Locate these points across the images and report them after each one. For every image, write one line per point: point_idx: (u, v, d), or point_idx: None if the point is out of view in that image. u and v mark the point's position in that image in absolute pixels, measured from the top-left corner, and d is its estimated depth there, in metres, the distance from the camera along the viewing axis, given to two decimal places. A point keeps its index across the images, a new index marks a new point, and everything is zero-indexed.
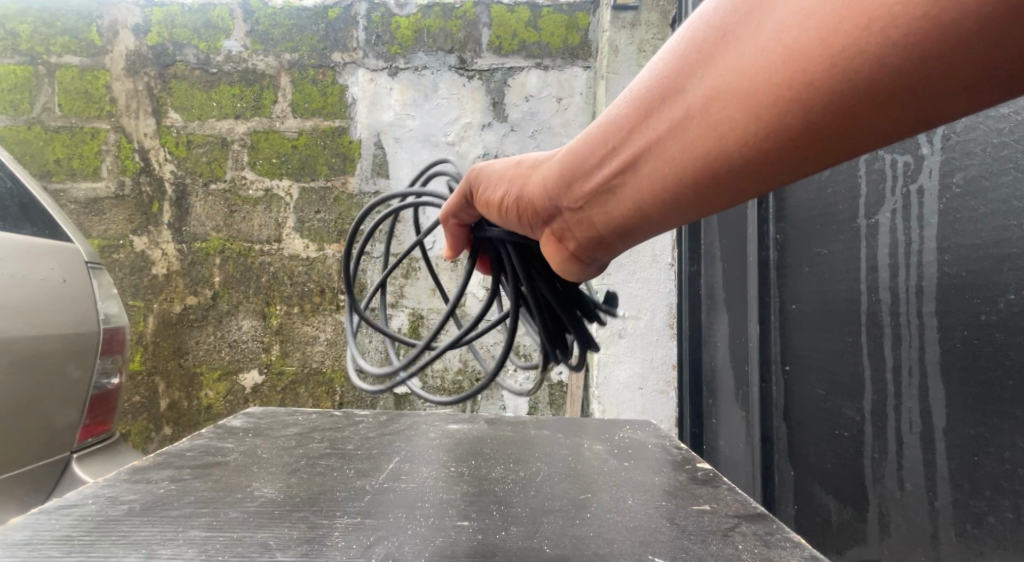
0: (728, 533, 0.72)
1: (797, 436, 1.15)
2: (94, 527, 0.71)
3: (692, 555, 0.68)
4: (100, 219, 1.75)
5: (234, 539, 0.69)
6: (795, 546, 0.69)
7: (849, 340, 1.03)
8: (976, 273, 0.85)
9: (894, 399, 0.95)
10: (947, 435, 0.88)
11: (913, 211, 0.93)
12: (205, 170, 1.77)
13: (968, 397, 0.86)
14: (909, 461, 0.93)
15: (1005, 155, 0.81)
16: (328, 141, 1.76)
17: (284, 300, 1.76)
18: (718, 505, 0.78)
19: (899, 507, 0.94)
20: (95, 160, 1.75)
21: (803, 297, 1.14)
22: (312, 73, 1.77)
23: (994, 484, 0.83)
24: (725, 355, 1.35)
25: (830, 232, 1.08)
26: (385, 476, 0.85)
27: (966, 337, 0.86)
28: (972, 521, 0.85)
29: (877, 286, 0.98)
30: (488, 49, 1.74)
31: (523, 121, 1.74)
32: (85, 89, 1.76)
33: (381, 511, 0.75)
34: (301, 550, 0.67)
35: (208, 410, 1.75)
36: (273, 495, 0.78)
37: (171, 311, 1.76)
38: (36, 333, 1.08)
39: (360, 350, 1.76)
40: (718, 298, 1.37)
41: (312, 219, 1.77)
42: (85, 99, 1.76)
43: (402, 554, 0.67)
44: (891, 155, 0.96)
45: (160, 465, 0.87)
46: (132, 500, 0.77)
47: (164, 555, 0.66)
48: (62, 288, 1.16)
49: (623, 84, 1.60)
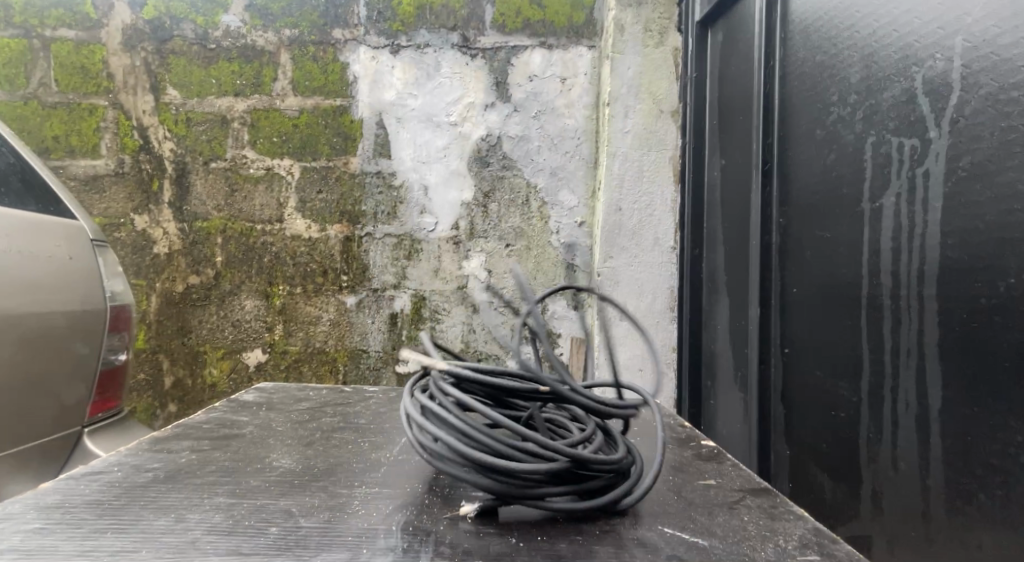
0: (734, 506, 0.74)
1: (793, 417, 1.17)
2: (122, 493, 0.72)
3: (700, 526, 0.70)
4: (101, 197, 1.76)
5: (258, 505, 0.71)
6: (800, 518, 0.71)
7: (849, 323, 1.05)
8: (978, 257, 0.86)
9: (892, 381, 0.97)
10: (942, 415, 0.90)
11: (918, 195, 0.94)
12: (205, 148, 1.78)
13: (965, 378, 0.87)
14: (904, 440, 0.95)
15: (1013, 139, 0.82)
16: (330, 120, 1.77)
17: (286, 281, 1.78)
18: (723, 480, 0.80)
19: (892, 485, 0.96)
20: (94, 138, 1.76)
21: (803, 281, 1.16)
22: (312, 50, 1.77)
23: (986, 462, 0.85)
24: (726, 338, 1.38)
25: (833, 216, 1.09)
26: (400, 449, 0.87)
27: (965, 320, 0.87)
28: (963, 498, 0.87)
29: (879, 269, 0.99)
30: (492, 28, 1.75)
31: (527, 102, 1.75)
32: (82, 64, 1.76)
33: (398, 482, 0.77)
34: (324, 516, 0.69)
35: (212, 389, 1.77)
36: (292, 465, 0.80)
37: (175, 290, 1.78)
38: (43, 309, 1.09)
39: (363, 330, 1.78)
40: (720, 280, 1.41)
41: (314, 199, 1.78)
42: (83, 74, 1.76)
43: (423, 521, 0.69)
44: (898, 139, 0.97)
45: (180, 436, 0.88)
46: (156, 468, 0.79)
47: (194, 519, 0.68)
48: (68, 265, 1.17)
49: (629, 64, 1.58)
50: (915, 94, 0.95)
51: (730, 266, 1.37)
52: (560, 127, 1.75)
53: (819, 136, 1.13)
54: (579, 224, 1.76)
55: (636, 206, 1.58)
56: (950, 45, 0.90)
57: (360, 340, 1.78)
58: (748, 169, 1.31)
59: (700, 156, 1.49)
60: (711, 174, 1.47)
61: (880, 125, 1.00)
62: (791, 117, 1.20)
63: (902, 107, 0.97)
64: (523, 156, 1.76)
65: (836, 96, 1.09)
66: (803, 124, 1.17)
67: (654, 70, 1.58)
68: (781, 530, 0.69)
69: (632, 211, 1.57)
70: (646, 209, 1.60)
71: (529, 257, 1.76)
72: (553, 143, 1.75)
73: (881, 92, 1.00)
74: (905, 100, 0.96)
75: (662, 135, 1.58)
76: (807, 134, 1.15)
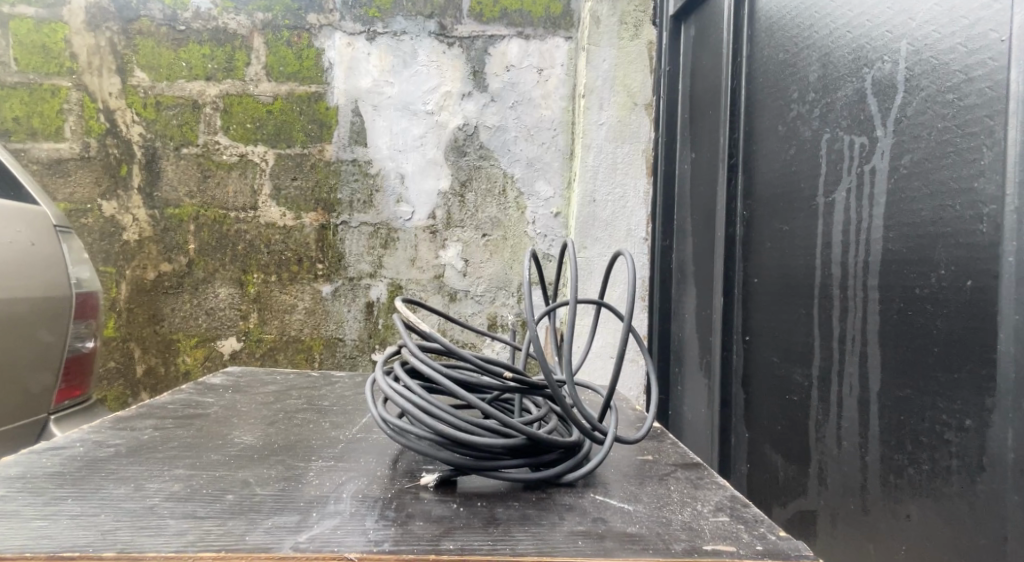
0: (665, 477, 0.79)
1: (753, 402, 1.22)
2: (83, 465, 0.75)
3: (631, 493, 0.75)
4: (66, 181, 1.77)
5: (216, 476, 0.74)
6: (721, 488, 0.76)
7: (803, 311, 1.09)
8: (913, 250, 0.91)
9: (839, 365, 1.01)
10: (880, 398, 0.95)
11: (865, 190, 0.98)
12: (176, 133, 1.79)
13: (899, 362, 0.92)
14: (847, 421, 1.00)
15: (947, 139, 0.87)
16: (305, 107, 1.79)
17: (261, 269, 1.80)
18: (660, 456, 0.85)
19: (834, 462, 1.01)
20: (58, 120, 1.77)
21: (764, 272, 1.20)
22: (287, 35, 1.79)
23: (916, 439, 0.90)
24: (693, 326, 1.43)
25: (791, 209, 1.13)
26: (359, 428, 0.90)
27: (903, 308, 0.92)
28: (895, 473, 0.92)
29: (830, 261, 1.04)
30: (469, 16, 1.77)
31: (503, 92, 1.78)
32: (43, 43, 1.76)
33: (354, 456, 0.80)
34: (278, 486, 0.72)
35: (186, 376, 1.80)
36: (253, 442, 0.84)
37: (146, 278, 1.79)
38: (8, 296, 1.11)
39: (339, 319, 1.81)
40: (688, 271, 1.46)
41: (289, 186, 1.80)
42: (45, 54, 1.76)
43: (372, 490, 0.72)
44: (849, 137, 1.01)
45: (144, 415, 0.91)
46: (118, 444, 0.82)
47: (152, 488, 0.71)
48: (31, 252, 1.19)
49: (604, 56, 1.64)
50: (866, 94, 0.99)
51: (697, 256, 1.41)
52: (536, 118, 1.78)
53: (781, 132, 1.17)
54: (554, 215, 1.79)
55: (609, 198, 1.64)
56: (896, 48, 0.94)
57: (335, 328, 1.81)
58: (715, 163, 1.35)
59: (671, 150, 1.53)
60: (681, 167, 1.50)
61: (834, 122, 1.04)
62: (756, 113, 1.24)
63: (854, 106, 1.01)
64: (500, 146, 1.79)
65: (796, 94, 1.13)
66: (766, 120, 1.21)
67: (628, 61, 1.64)
68: (701, 497, 0.73)
69: (606, 202, 1.63)
70: (618, 201, 1.64)
71: (505, 248, 1.80)
72: (530, 134, 1.78)
73: (836, 91, 1.04)
74: (857, 100, 1.00)
75: (636, 127, 1.63)
76: (770, 130, 1.20)
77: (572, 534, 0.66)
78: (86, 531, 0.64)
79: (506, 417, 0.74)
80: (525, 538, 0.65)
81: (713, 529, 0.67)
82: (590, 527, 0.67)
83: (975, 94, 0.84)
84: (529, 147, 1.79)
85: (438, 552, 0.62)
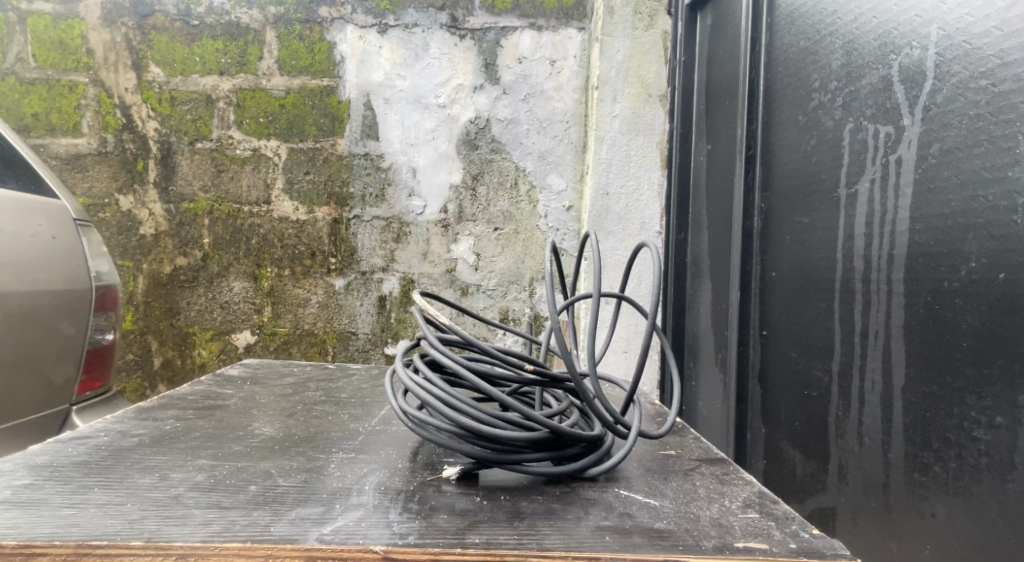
0: (689, 473, 0.78)
1: (770, 396, 1.21)
2: (108, 454, 0.76)
3: (655, 488, 0.74)
4: (84, 176, 1.78)
5: (239, 467, 0.74)
6: (747, 483, 0.75)
7: (823, 305, 1.08)
8: (942, 243, 0.90)
9: (860, 360, 1.00)
10: (905, 393, 0.94)
11: (890, 181, 0.97)
12: (191, 128, 1.79)
13: (926, 357, 0.91)
14: (869, 417, 0.99)
15: (980, 127, 0.85)
16: (317, 101, 1.78)
17: (275, 263, 1.80)
18: (683, 451, 0.85)
19: (857, 459, 1.00)
20: (75, 116, 1.77)
21: (782, 265, 1.19)
22: (299, 29, 1.78)
23: (943, 436, 0.89)
24: (709, 320, 1.42)
25: (811, 201, 1.12)
26: (378, 420, 0.90)
27: (930, 302, 0.91)
28: (920, 471, 0.91)
29: (852, 254, 1.03)
30: (482, 8, 1.76)
31: (516, 85, 1.77)
32: (60, 39, 1.77)
33: (375, 449, 0.80)
34: (301, 477, 0.72)
35: (202, 368, 1.80)
36: (273, 433, 0.84)
37: (161, 272, 1.80)
38: (28, 288, 1.11)
39: (352, 312, 1.81)
40: (703, 265, 1.45)
41: (301, 180, 1.80)
42: (62, 50, 1.76)
43: (393, 482, 0.72)
44: (874, 126, 1.00)
45: (166, 406, 0.91)
46: (141, 434, 0.82)
47: (176, 478, 0.71)
48: (52, 245, 1.19)
49: (617, 47, 1.62)
50: (892, 81, 0.97)
51: (713, 249, 1.41)
52: (548, 111, 1.77)
53: (801, 122, 1.15)
54: (567, 208, 1.78)
55: (623, 191, 1.63)
56: (926, 33, 0.92)
57: (348, 322, 1.81)
58: (733, 154, 1.34)
59: (685, 142, 1.52)
60: (696, 160, 1.49)
61: (858, 112, 1.03)
62: (775, 102, 1.22)
63: (879, 94, 0.99)
64: (512, 140, 1.77)
65: (817, 83, 1.12)
66: (786, 109, 1.19)
67: (641, 53, 1.62)
68: (729, 493, 0.73)
69: (619, 195, 1.62)
70: (632, 194, 1.63)
71: (517, 241, 1.79)
72: (541, 127, 1.77)
73: (860, 79, 1.03)
74: (882, 88, 0.99)
75: (651, 119, 1.61)
76: (789, 120, 1.18)
77: (599, 529, 0.65)
78: (114, 520, 0.64)
79: (528, 411, 0.74)
80: (551, 533, 0.65)
81: (744, 525, 0.67)
82: (616, 523, 0.67)
83: (1011, 80, 0.82)
84: (542, 141, 1.78)
85: (465, 545, 0.62)
